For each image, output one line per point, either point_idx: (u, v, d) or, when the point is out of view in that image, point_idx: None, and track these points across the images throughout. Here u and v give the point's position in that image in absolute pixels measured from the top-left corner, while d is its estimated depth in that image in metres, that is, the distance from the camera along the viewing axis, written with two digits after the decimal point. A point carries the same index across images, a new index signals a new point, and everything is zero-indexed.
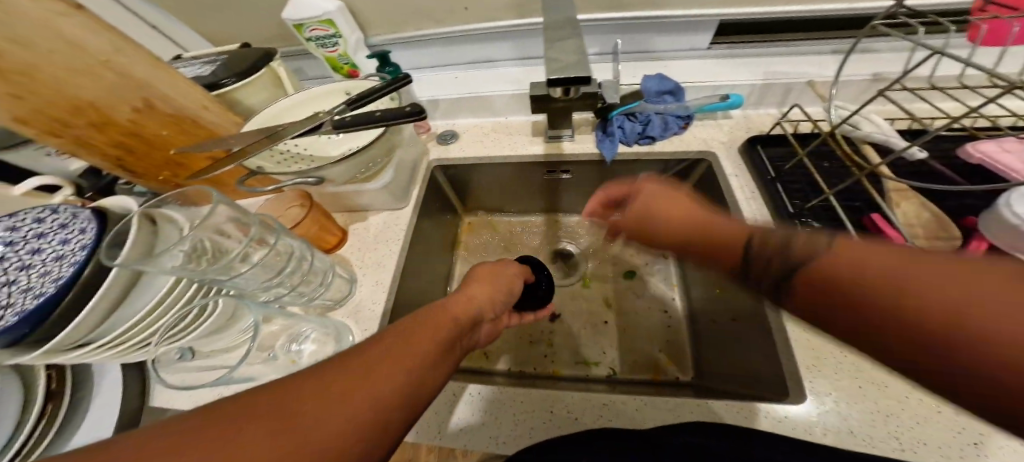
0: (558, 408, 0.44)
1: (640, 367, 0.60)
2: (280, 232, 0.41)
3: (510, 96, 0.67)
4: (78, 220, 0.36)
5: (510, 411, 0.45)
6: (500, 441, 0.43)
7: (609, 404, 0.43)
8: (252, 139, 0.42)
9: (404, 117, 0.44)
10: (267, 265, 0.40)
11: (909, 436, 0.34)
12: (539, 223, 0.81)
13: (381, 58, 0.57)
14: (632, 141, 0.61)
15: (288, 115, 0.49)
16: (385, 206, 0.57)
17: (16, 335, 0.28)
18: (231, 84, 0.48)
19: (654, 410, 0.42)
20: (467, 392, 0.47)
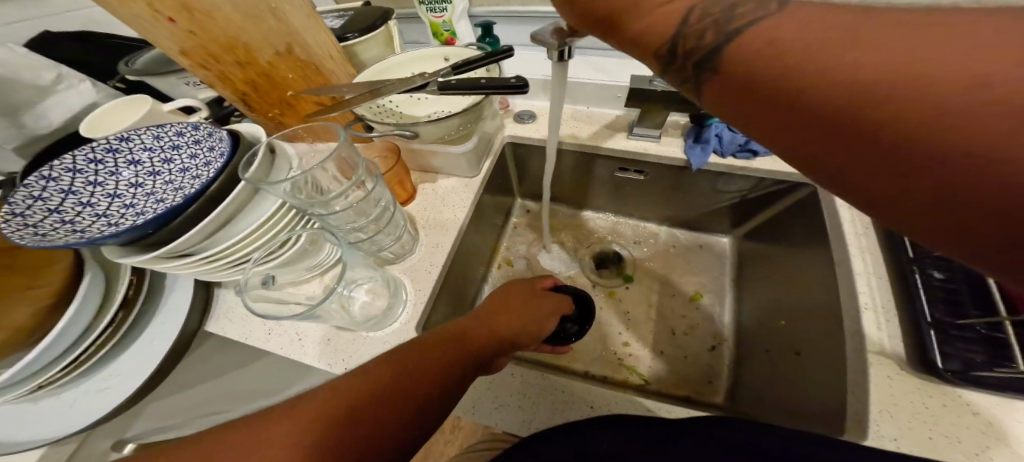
0: (597, 405, 0.44)
1: (675, 383, 0.58)
2: (379, 180, 0.43)
3: (601, 86, 0.65)
4: (211, 140, 0.39)
5: (549, 398, 0.45)
6: (532, 426, 0.44)
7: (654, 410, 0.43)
8: (360, 90, 0.44)
9: (507, 87, 0.44)
10: (357, 209, 0.43)
11: None
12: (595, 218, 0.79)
13: (484, 29, 0.57)
14: (727, 152, 0.58)
15: (390, 72, 0.51)
16: (458, 171, 0.58)
17: (142, 231, 0.32)
18: (354, 39, 0.50)
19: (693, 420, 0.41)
20: (507, 370, 0.48)
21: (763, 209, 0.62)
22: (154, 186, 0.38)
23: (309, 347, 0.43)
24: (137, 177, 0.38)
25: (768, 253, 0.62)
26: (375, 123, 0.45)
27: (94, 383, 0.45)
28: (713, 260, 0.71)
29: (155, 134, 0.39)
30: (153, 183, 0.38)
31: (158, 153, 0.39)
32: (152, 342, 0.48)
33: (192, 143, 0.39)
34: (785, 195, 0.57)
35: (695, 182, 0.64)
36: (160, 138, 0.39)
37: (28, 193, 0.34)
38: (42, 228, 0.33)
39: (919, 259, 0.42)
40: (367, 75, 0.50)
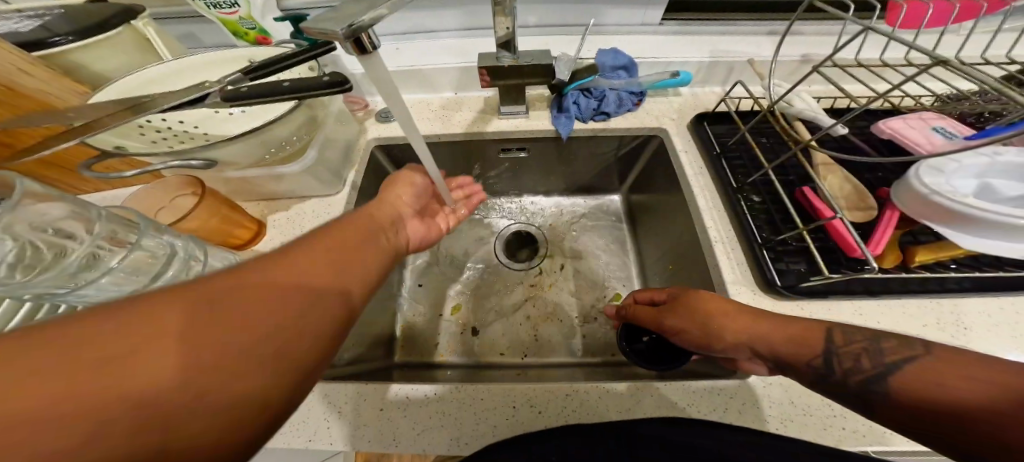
0: (522, 402, 0.43)
1: (597, 350, 0.60)
2: (147, 229, 0.33)
3: (457, 70, 0.63)
4: None
5: (472, 411, 0.43)
6: (463, 442, 0.41)
7: (572, 394, 0.42)
8: (106, 111, 0.33)
9: (324, 88, 0.37)
10: (131, 270, 0.32)
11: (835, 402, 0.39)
12: (497, 204, 0.78)
13: (297, 22, 0.48)
14: (587, 117, 0.59)
15: (162, 85, 0.40)
16: (312, 192, 0.50)
17: None
18: (66, 43, 0.39)
19: (613, 396, 0.42)
20: (421, 392, 0.44)
21: (637, 163, 0.66)
22: None
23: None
24: None
25: (651, 202, 0.66)
26: (134, 153, 0.34)
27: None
28: (613, 220, 0.75)
29: None
30: None
31: None
32: None
33: None
34: (647, 147, 0.62)
35: (573, 151, 0.66)
36: None
37: None
38: None
39: (741, 189, 0.47)
40: (118, 91, 0.38)
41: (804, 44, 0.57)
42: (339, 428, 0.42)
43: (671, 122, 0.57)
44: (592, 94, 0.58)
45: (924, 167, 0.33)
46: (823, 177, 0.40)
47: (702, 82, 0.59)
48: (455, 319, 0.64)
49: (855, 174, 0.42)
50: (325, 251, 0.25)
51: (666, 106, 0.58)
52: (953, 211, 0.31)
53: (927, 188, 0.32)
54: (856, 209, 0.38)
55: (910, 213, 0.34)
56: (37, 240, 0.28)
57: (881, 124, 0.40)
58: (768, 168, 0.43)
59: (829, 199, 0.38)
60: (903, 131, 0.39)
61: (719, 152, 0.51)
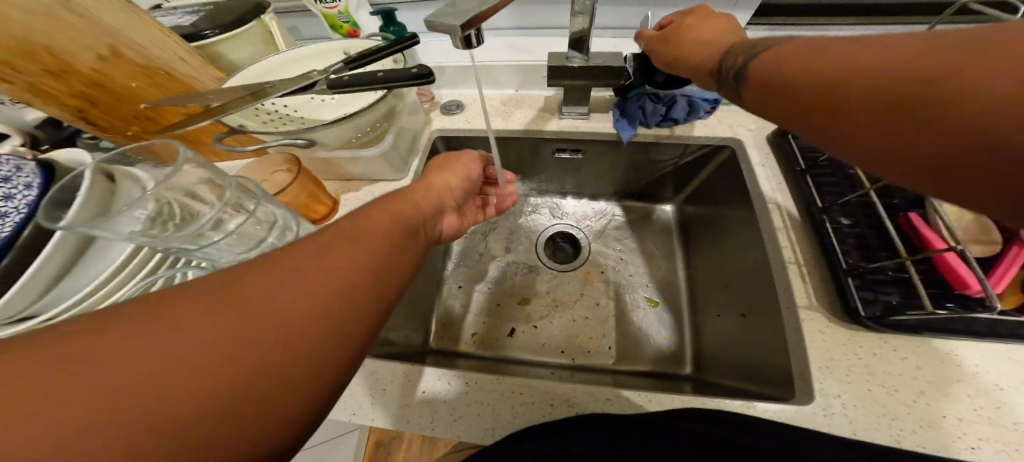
0: (558, 401, 0.42)
1: (640, 359, 0.59)
2: (261, 198, 0.37)
3: (525, 68, 0.63)
4: (21, 173, 0.35)
5: (509, 403, 0.43)
6: (499, 434, 0.42)
7: (614, 398, 0.42)
8: (234, 95, 0.37)
9: (410, 79, 0.39)
10: (242, 235, 0.36)
11: (913, 439, 0.32)
12: (546, 202, 0.78)
13: (386, 16, 0.50)
14: (653, 123, 0.58)
15: (272, 74, 0.44)
16: (383, 176, 0.53)
17: None
18: (214, 35, 0.45)
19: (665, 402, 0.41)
20: (461, 381, 0.45)
21: (697, 174, 0.64)
22: None
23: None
24: None
25: (709, 216, 0.63)
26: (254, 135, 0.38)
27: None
28: (663, 230, 0.72)
29: None
30: None
31: None
32: None
33: None
34: (714, 157, 0.59)
35: (630, 156, 0.65)
36: None
37: None
38: None
39: (828, 209, 0.44)
40: (243, 78, 0.42)
41: None
42: (382, 408, 0.44)
43: (747, 133, 0.54)
44: (662, 99, 0.56)
45: None
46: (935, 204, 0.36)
47: None
48: (495, 313, 0.65)
49: None
50: (354, 228, 0.26)
51: (743, 115, 0.56)
52: None
53: None
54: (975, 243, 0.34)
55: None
56: (178, 201, 0.32)
57: None
58: (866, 190, 0.40)
59: (943, 230, 0.34)
60: None
61: (805, 168, 0.47)
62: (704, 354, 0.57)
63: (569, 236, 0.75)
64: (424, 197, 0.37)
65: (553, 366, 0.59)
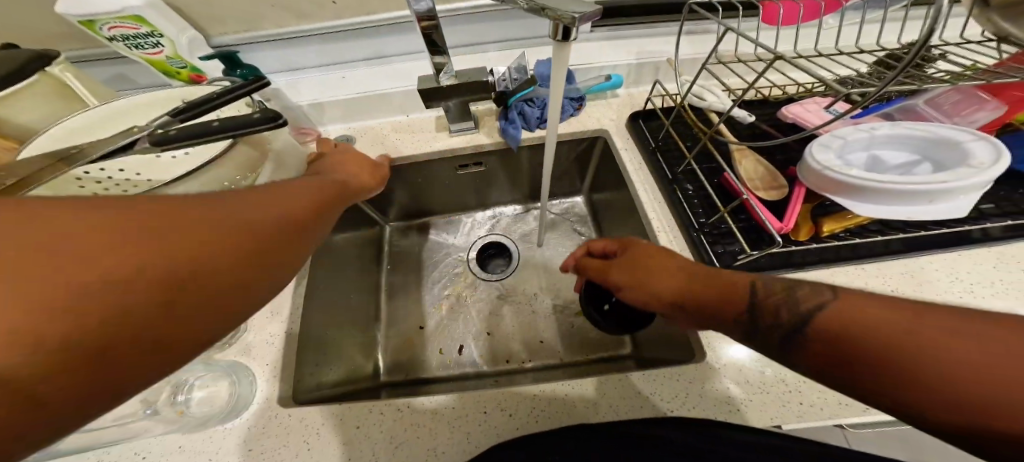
0: (491, 407, 0.43)
1: (583, 348, 0.62)
2: None
3: (404, 93, 0.64)
4: None
5: (445, 418, 0.42)
6: (439, 452, 0.40)
7: (539, 395, 0.43)
8: (36, 166, 0.34)
9: (255, 125, 0.39)
10: None
11: (795, 378, 0.41)
12: (465, 217, 0.79)
13: (230, 61, 0.49)
14: (534, 126, 0.64)
15: (91, 134, 0.41)
16: None
17: None
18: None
19: (580, 391, 0.43)
20: (394, 408, 0.43)
21: (588, 164, 0.69)
22: None
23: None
24: None
25: (607, 201, 0.68)
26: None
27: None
28: (580, 222, 0.76)
29: None
30: None
31: None
32: None
33: None
34: (595, 147, 0.64)
35: (528, 159, 0.70)
36: None
37: None
38: None
39: (675, 178, 0.49)
40: (48, 142, 0.39)
41: (699, 43, 0.61)
42: (322, 450, 0.40)
43: (611, 123, 0.60)
44: (535, 104, 0.63)
45: (816, 146, 0.37)
46: (740, 162, 0.44)
47: (635, 83, 0.62)
48: (440, 337, 0.64)
49: (768, 158, 0.46)
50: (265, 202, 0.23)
51: (605, 108, 0.61)
52: (837, 181, 0.34)
53: (819, 164, 0.35)
54: (768, 188, 0.42)
55: (810, 188, 0.37)
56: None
57: (782, 110, 0.44)
58: (690, 157, 0.46)
59: (738, 180, 0.41)
60: (803, 115, 0.43)
61: (654, 146, 0.53)
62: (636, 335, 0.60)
63: (496, 245, 0.77)
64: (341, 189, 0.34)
65: (490, 378, 0.59)
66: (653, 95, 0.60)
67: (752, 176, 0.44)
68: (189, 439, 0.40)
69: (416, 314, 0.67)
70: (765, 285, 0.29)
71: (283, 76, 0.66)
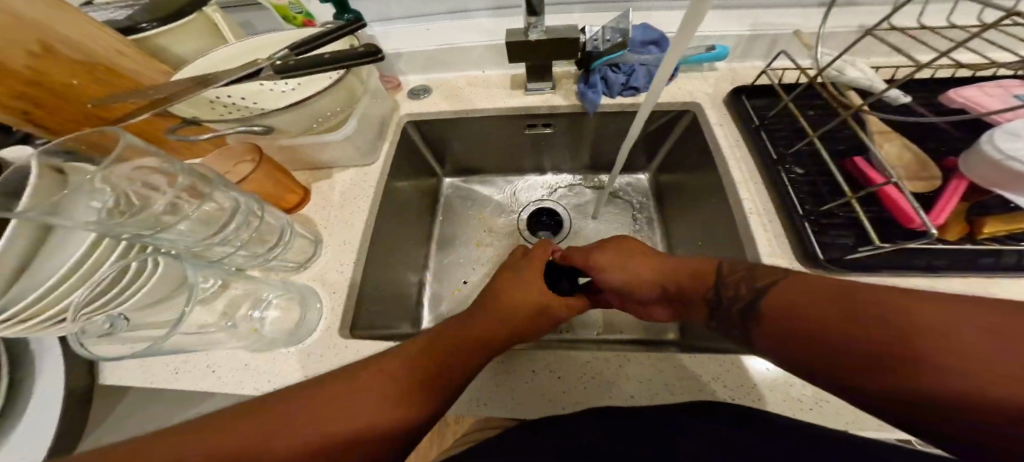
0: (540, 367, 0.44)
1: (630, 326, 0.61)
2: (217, 185, 0.38)
3: (485, 48, 0.63)
4: None
5: (502, 368, 0.44)
6: (483, 403, 0.42)
7: (590, 361, 0.43)
8: (180, 85, 0.38)
9: (357, 59, 0.40)
10: (203, 220, 0.38)
11: None
12: (522, 181, 0.78)
13: (341, 4, 0.51)
14: (615, 93, 0.60)
15: (222, 66, 0.45)
16: (352, 162, 0.53)
17: None
18: (152, 28, 0.45)
19: (634, 365, 0.43)
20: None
21: (663, 140, 0.65)
22: None
23: (220, 378, 0.38)
24: None
25: (675, 182, 0.64)
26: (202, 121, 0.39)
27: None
28: (641, 200, 0.72)
29: None
30: None
31: None
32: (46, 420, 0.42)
33: None
34: (677, 123, 0.60)
35: (600, 126, 0.66)
36: None
37: None
38: None
39: (781, 161, 0.45)
40: (190, 70, 0.43)
41: (860, 14, 0.52)
42: None
43: (706, 96, 0.55)
44: (621, 69, 0.58)
45: (999, 132, 0.31)
46: (876, 146, 0.39)
47: (742, 56, 0.56)
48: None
49: (911, 145, 0.40)
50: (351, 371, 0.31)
51: (700, 81, 0.56)
52: (1019, 175, 0.30)
53: (1002, 154, 0.30)
54: (915, 179, 0.37)
55: (980, 182, 0.33)
56: (128, 191, 0.34)
57: (952, 92, 0.38)
58: (811, 136, 0.42)
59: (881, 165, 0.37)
60: (978, 99, 0.37)
61: (758, 124, 0.49)
62: (687, 320, 0.58)
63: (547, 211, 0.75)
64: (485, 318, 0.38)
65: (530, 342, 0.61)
66: (771, 70, 0.54)
67: (895, 164, 0.39)
68: (253, 359, 0.38)
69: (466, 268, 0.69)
70: (730, 268, 0.34)
71: (379, 22, 0.67)
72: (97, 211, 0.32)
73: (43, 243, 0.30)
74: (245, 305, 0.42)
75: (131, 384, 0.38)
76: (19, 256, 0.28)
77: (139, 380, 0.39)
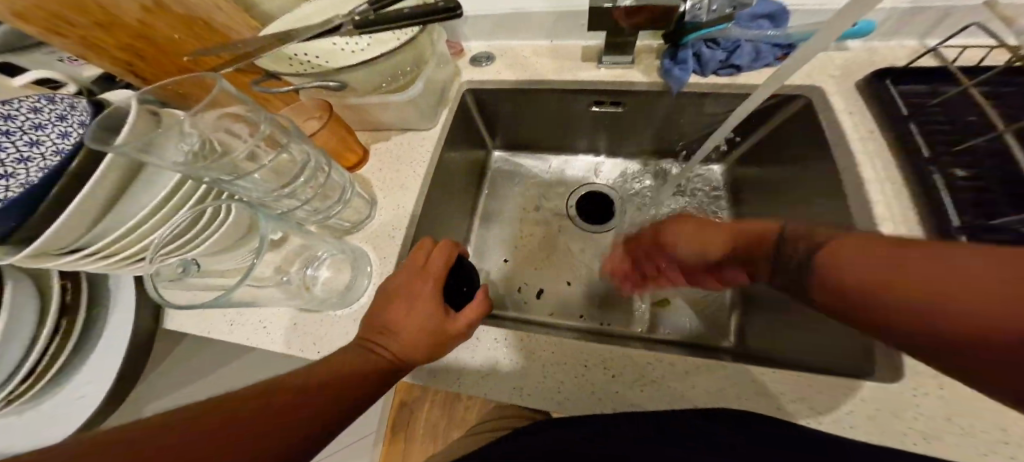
0: (591, 361, 0.36)
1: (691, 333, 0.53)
2: (297, 137, 0.36)
3: (561, 16, 0.57)
4: (77, 113, 0.34)
5: (539, 362, 0.36)
6: (526, 394, 0.35)
7: (650, 365, 0.35)
8: (263, 40, 0.37)
9: (434, 16, 0.37)
10: (274, 170, 0.36)
11: None
12: (580, 159, 0.69)
13: None
14: (709, 71, 0.50)
15: (299, 24, 0.44)
16: (411, 126, 0.49)
17: (3, 227, 0.25)
18: None
19: (707, 377, 0.34)
20: (489, 337, 0.38)
21: (755, 128, 0.54)
22: (12, 167, 0.32)
23: (267, 336, 0.38)
24: (3, 166, 0.32)
25: (760, 178, 0.54)
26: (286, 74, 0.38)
27: (68, 392, 0.46)
28: (714, 193, 0.62)
29: (4, 113, 0.32)
30: (13, 159, 0.33)
31: (19, 136, 0.33)
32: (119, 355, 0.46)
33: (56, 121, 0.34)
34: (778, 112, 0.49)
35: (681, 108, 0.56)
36: (13, 119, 0.33)
37: None
38: None
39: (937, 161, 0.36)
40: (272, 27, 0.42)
41: None
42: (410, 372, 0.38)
43: (831, 79, 0.45)
44: (721, 45, 0.49)
45: None
46: None
47: (891, 33, 0.45)
48: (523, 272, 0.61)
49: None
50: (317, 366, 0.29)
51: (827, 61, 0.46)
52: None
53: None
54: None
55: None
56: (209, 136, 0.32)
57: None
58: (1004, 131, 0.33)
59: None
60: None
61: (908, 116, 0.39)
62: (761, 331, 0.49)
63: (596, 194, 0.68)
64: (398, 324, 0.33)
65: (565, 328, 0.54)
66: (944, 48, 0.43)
67: None
68: (302, 319, 0.38)
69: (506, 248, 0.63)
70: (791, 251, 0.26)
71: None
72: (183, 153, 0.30)
73: (132, 179, 0.29)
74: (300, 262, 0.40)
75: (191, 331, 0.40)
76: (108, 194, 0.28)
77: (195, 329, 0.40)
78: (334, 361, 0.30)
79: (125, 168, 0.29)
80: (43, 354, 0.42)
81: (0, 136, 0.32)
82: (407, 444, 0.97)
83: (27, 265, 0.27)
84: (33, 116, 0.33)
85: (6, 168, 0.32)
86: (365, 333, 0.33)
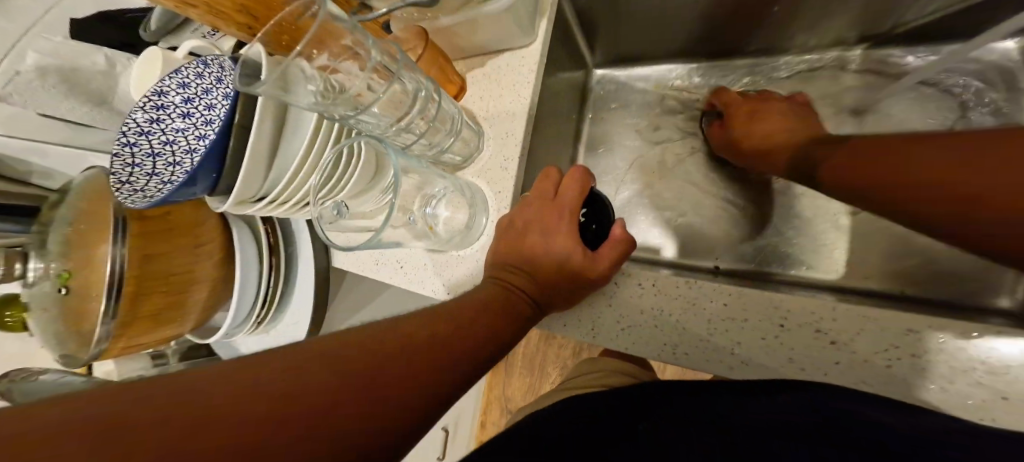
0: (791, 321, 0.28)
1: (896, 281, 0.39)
2: (405, 64, 0.32)
3: None
4: (228, 71, 0.34)
5: (719, 312, 0.30)
6: (680, 353, 0.31)
7: (910, 333, 0.25)
8: None
9: None
10: (392, 103, 0.33)
11: None
12: (718, 66, 0.53)
13: None
14: None
15: None
16: (511, 44, 0.42)
17: (210, 177, 0.28)
18: None
19: (1010, 357, 0.23)
20: (632, 282, 0.34)
21: None
22: (200, 129, 0.36)
23: (411, 274, 0.39)
24: (198, 130, 0.36)
25: None
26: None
27: (288, 318, 0.59)
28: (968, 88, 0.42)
29: (183, 82, 0.36)
30: (196, 122, 0.36)
31: (196, 101, 0.36)
32: (304, 291, 0.57)
33: (216, 82, 0.35)
34: None
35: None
36: (189, 85, 0.36)
37: (145, 150, 0.36)
38: (162, 175, 0.36)
39: None
40: None
41: None
42: (554, 318, 0.36)
43: None
44: None
45: None
46: None
47: None
48: (645, 205, 0.53)
49: None
50: (405, 322, 0.25)
51: None
52: None
53: None
54: None
55: None
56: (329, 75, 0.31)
57: None
58: None
59: None
60: None
61: None
62: None
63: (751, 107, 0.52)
64: (539, 259, 0.32)
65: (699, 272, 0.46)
66: None
67: None
68: (435, 258, 0.39)
69: (622, 184, 0.54)
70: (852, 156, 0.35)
71: None
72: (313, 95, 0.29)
73: (285, 124, 0.30)
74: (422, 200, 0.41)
75: (348, 268, 0.44)
76: (270, 140, 0.29)
77: (353, 268, 0.43)
78: (420, 320, 0.26)
79: (276, 112, 0.29)
80: (264, 286, 0.54)
81: (187, 103, 0.36)
82: (508, 375, 1.04)
83: (234, 211, 0.32)
84: (200, 80, 0.36)
85: (199, 131, 0.36)
86: (497, 269, 0.32)
